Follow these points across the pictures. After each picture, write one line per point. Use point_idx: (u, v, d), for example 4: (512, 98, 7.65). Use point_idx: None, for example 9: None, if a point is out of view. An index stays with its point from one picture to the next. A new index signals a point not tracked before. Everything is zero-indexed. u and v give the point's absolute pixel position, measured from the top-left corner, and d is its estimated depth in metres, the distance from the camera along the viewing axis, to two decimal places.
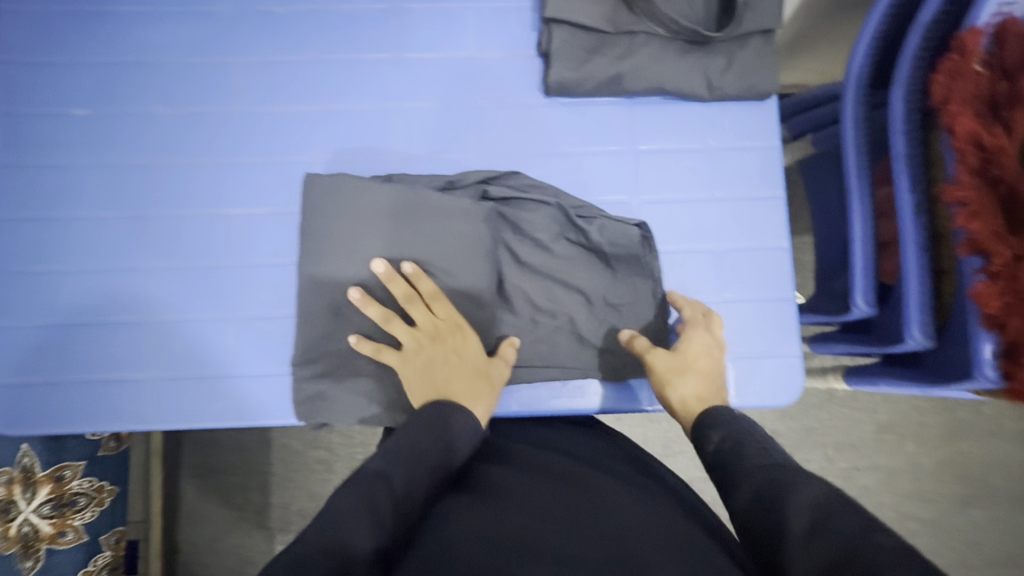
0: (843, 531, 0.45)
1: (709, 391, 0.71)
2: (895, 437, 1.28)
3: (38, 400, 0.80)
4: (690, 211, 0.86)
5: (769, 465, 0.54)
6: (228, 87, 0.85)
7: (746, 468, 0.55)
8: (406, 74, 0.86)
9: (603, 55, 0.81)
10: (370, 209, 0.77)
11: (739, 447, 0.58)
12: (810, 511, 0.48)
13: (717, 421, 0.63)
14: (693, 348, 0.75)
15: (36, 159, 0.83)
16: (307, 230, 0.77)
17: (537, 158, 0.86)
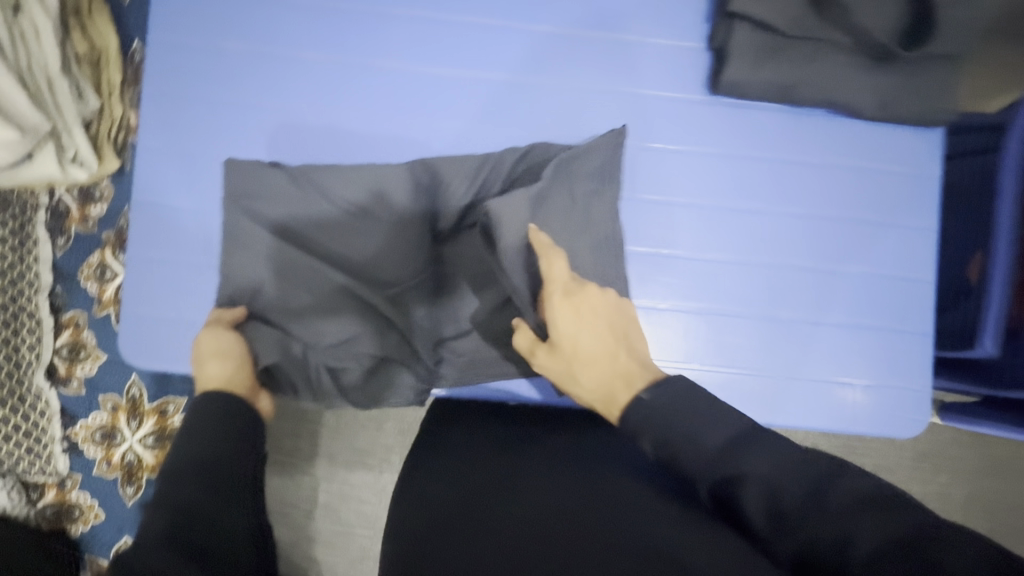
0: (798, 505, 0.47)
1: (609, 371, 0.68)
2: (933, 467, 1.30)
3: (159, 337, 0.78)
4: (836, 230, 0.83)
5: (716, 450, 0.52)
6: (384, 40, 0.82)
7: (692, 461, 0.52)
8: (566, 52, 0.83)
9: (782, 60, 0.78)
10: (497, 173, 0.79)
11: (674, 452, 0.54)
12: (806, 494, 0.48)
13: (641, 425, 0.57)
14: (586, 327, 0.72)
15: (178, 90, 0.79)
16: (397, 189, 0.78)
17: (684, 155, 0.83)
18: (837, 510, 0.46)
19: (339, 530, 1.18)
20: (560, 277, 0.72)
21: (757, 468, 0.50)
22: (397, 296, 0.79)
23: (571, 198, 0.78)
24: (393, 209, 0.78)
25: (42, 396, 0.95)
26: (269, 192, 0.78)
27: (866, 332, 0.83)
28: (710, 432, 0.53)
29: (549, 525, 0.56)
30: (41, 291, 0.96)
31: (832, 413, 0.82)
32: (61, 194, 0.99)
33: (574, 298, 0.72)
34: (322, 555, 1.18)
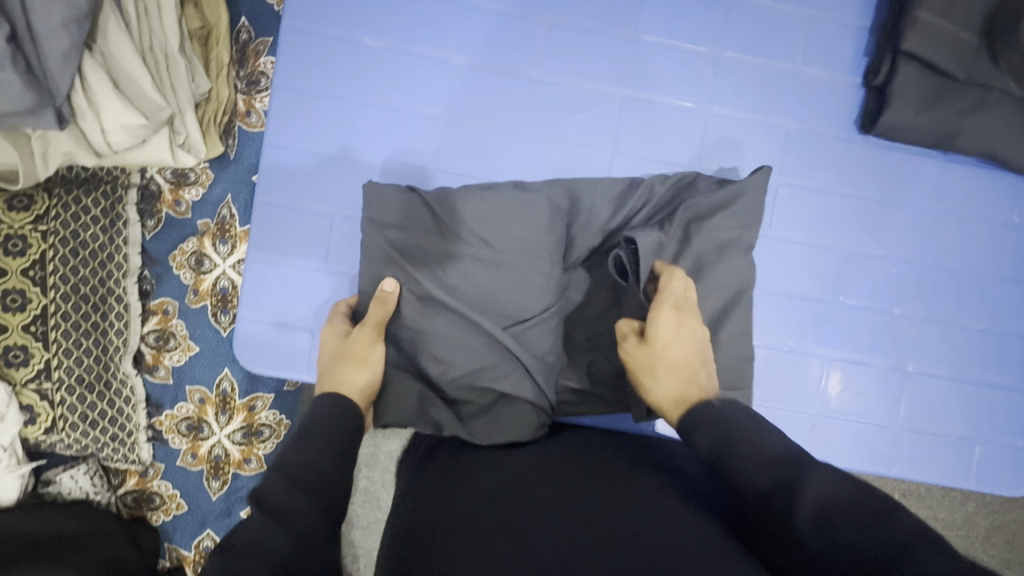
0: (845, 520, 0.43)
1: (687, 381, 0.62)
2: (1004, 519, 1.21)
3: (279, 341, 0.75)
4: (972, 283, 0.82)
5: (773, 458, 0.49)
6: (534, 49, 0.78)
7: (745, 461, 0.50)
8: (720, 75, 0.79)
9: (948, 105, 0.76)
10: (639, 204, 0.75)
11: (731, 447, 0.51)
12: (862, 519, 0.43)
13: (700, 425, 0.55)
14: (681, 343, 0.63)
15: (316, 86, 0.76)
16: (536, 204, 0.70)
17: (824, 194, 0.80)
18: (841, 504, 0.45)
19: (379, 516, 1.03)
20: (677, 301, 0.65)
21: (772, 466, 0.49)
22: (525, 331, 0.69)
23: (708, 238, 0.71)
24: (526, 233, 0.70)
25: (128, 382, 0.91)
26: (394, 209, 0.71)
27: (991, 388, 0.81)
28: (730, 440, 0.52)
29: (541, 491, 0.54)
30: (129, 275, 0.92)
31: (948, 468, 0.80)
32: (152, 174, 0.93)
33: (681, 319, 0.64)
34: (358, 541, 1.04)
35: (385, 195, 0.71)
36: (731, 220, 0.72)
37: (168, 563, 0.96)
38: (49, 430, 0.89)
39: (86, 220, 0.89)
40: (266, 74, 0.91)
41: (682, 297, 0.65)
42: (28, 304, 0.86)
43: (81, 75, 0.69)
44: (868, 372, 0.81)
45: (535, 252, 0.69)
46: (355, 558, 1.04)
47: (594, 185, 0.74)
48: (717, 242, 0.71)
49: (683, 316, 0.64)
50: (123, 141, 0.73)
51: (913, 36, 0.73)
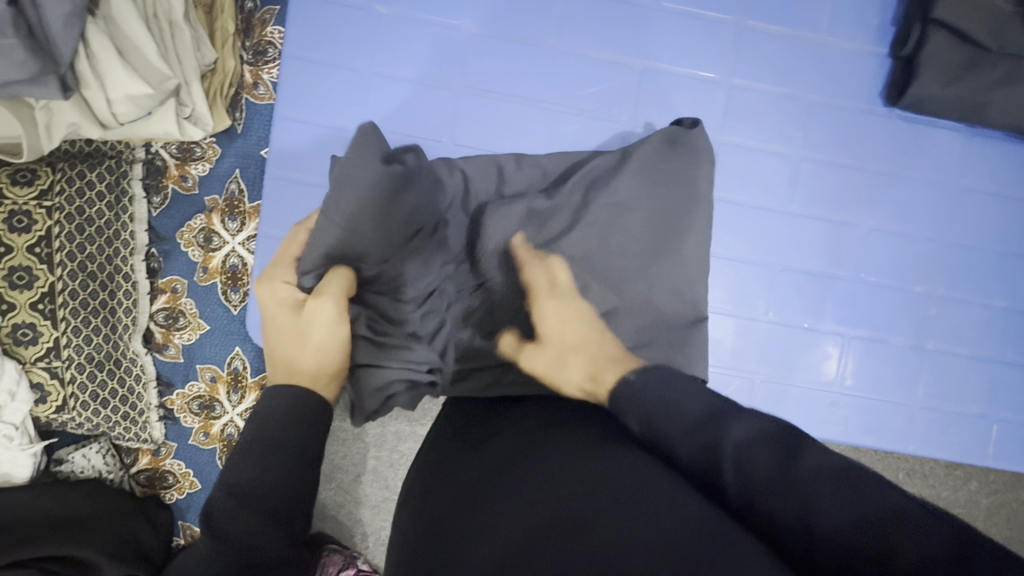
0: (768, 470, 0.40)
1: (595, 357, 0.60)
2: (1008, 505, 1.21)
3: None
4: (994, 261, 0.80)
5: (693, 418, 0.46)
6: (552, 16, 0.75)
7: (666, 425, 0.46)
8: (742, 45, 0.77)
9: (978, 76, 0.73)
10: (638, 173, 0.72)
11: (652, 416, 0.48)
12: (772, 454, 0.41)
13: (621, 404, 0.51)
14: (570, 323, 0.66)
15: (326, 55, 0.73)
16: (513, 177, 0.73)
17: (846, 169, 0.79)
18: (800, 475, 0.39)
19: (388, 496, 1.05)
20: (545, 287, 0.68)
21: (744, 431, 0.43)
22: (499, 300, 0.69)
23: (688, 200, 0.71)
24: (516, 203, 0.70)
25: (138, 360, 0.91)
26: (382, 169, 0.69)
27: (1010, 367, 0.81)
28: (693, 429, 0.45)
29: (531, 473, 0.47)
30: (136, 253, 0.90)
31: (963, 446, 0.80)
32: (157, 148, 0.91)
33: (554, 300, 0.67)
34: (368, 519, 1.05)
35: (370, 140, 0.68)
36: (704, 177, 0.72)
37: (182, 540, 0.96)
38: (60, 408, 0.88)
39: (91, 197, 0.87)
40: (273, 45, 0.88)
41: (546, 284, 0.68)
42: (35, 282, 0.84)
43: (85, 42, 0.67)
44: (886, 351, 0.80)
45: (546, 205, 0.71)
46: (364, 537, 1.05)
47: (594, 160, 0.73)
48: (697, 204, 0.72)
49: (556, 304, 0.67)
50: (128, 112, 0.71)
51: (945, 3, 0.71)
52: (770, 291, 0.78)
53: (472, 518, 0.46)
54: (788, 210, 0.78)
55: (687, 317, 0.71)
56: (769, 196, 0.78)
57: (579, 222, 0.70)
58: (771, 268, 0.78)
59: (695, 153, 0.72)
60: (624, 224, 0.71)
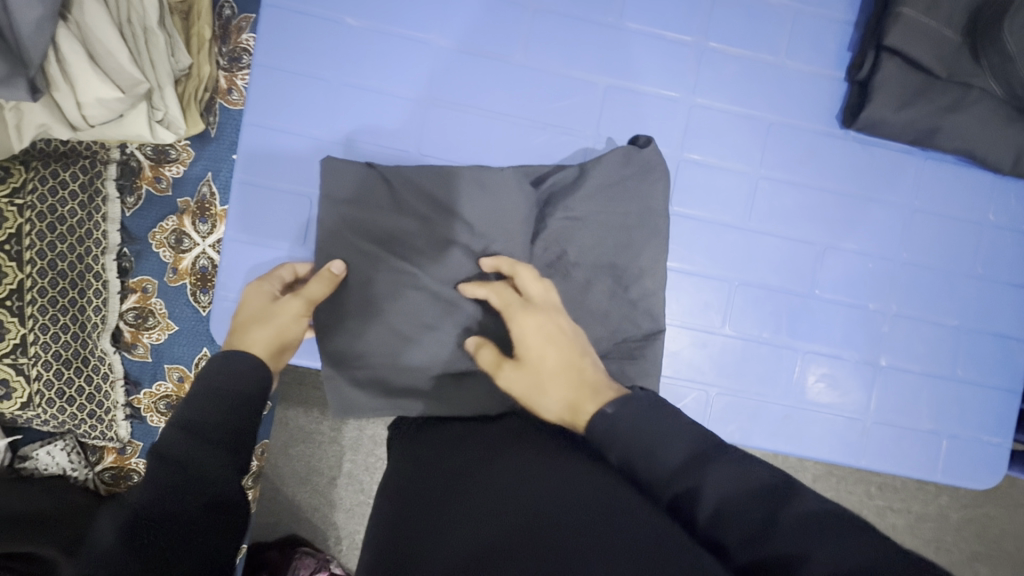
0: (749, 500, 0.44)
1: (576, 385, 0.56)
2: (976, 519, 1.23)
3: None
4: (946, 281, 0.83)
5: (692, 442, 0.48)
6: (520, 32, 0.77)
7: (663, 453, 0.47)
8: (704, 65, 0.79)
9: (929, 101, 0.76)
10: (596, 187, 0.73)
11: (641, 445, 0.48)
12: (733, 483, 0.45)
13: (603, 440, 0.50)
14: (540, 337, 0.60)
15: (296, 64, 0.75)
16: (482, 186, 0.71)
17: (805, 189, 0.81)
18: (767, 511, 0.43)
19: (362, 499, 1.07)
20: (493, 361, 0.62)
21: (730, 465, 0.46)
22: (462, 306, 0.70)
23: (642, 211, 0.74)
24: (481, 213, 0.70)
25: (107, 359, 0.91)
26: (356, 190, 0.71)
27: (962, 384, 0.83)
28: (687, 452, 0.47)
29: (507, 475, 0.50)
30: (108, 252, 0.91)
31: (914, 460, 0.82)
32: (133, 150, 0.92)
33: (524, 309, 0.62)
34: (342, 523, 1.07)
35: (342, 170, 0.71)
36: (658, 188, 0.74)
37: None
38: (25, 405, 0.88)
39: (64, 195, 0.87)
40: (248, 51, 0.90)
41: (490, 358, 0.63)
42: (4, 279, 0.85)
43: (55, 46, 0.68)
44: (841, 366, 0.82)
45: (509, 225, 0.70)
46: (338, 541, 1.07)
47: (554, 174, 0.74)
48: (653, 213, 0.74)
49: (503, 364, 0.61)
50: (99, 115, 0.73)
51: (896, 32, 0.73)
52: (728, 305, 0.80)
53: (449, 507, 0.49)
54: (746, 227, 0.80)
55: (643, 329, 0.74)
56: (728, 212, 0.80)
57: (540, 237, 0.72)
58: (729, 283, 0.80)
59: (650, 164, 0.74)
60: (585, 238, 0.73)
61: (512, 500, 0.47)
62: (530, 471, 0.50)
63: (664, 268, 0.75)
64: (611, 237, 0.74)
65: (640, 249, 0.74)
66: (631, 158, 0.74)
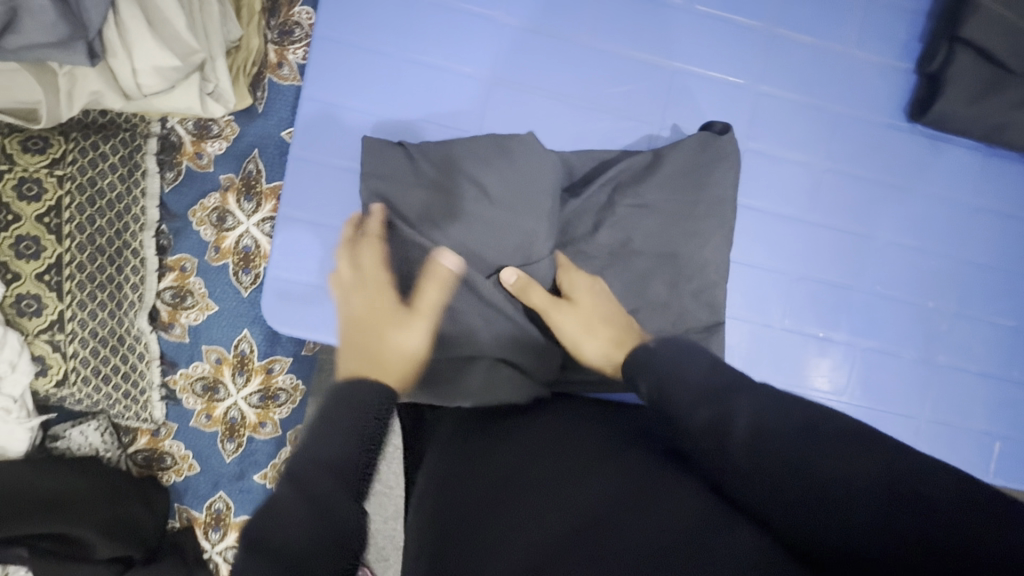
0: (789, 430, 0.39)
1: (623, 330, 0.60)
2: None
3: (298, 300, 0.73)
4: (1003, 282, 0.82)
5: (707, 386, 0.44)
6: (587, 13, 0.75)
7: (682, 398, 0.44)
8: (772, 51, 0.77)
9: (1001, 96, 0.74)
10: (662, 176, 0.72)
11: (663, 390, 0.45)
12: (755, 413, 0.41)
13: (632, 368, 0.49)
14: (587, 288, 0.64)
15: (358, 38, 0.72)
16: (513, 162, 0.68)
17: (867, 182, 0.79)
18: (817, 442, 0.37)
19: (380, 488, 0.99)
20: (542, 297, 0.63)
21: (760, 399, 0.41)
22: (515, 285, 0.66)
23: (712, 199, 0.72)
24: (513, 190, 0.67)
25: (143, 338, 0.90)
26: (391, 166, 0.68)
27: (1013, 386, 0.82)
28: (712, 397, 0.43)
29: (529, 482, 0.46)
30: (147, 228, 0.89)
31: (967, 461, 0.81)
32: (174, 124, 0.90)
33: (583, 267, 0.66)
34: None
35: (378, 149, 0.68)
36: (728, 176, 0.72)
37: (178, 523, 0.94)
38: (60, 383, 0.84)
39: (104, 167, 0.85)
40: (299, 26, 0.87)
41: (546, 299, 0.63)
42: (42, 252, 0.80)
43: (114, 10, 0.65)
44: (896, 364, 0.81)
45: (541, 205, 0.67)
46: None
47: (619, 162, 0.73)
48: (722, 202, 0.72)
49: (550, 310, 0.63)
50: (154, 85, 0.70)
51: (974, 24, 0.72)
52: (787, 298, 0.79)
53: (471, 525, 0.44)
54: (807, 220, 0.79)
55: (705, 321, 0.71)
56: (789, 205, 0.79)
57: (605, 224, 0.70)
58: (788, 276, 0.79)
59: (724, 154, 0.72)
60: (650, 226, 0.71)
61: (541, 520, 0.41)
62: (577, 467, 0.46)
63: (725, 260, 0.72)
64: (679, 225, 0.71)
65: (707, 239, 0.71)
66: (702, 145, 0.73)
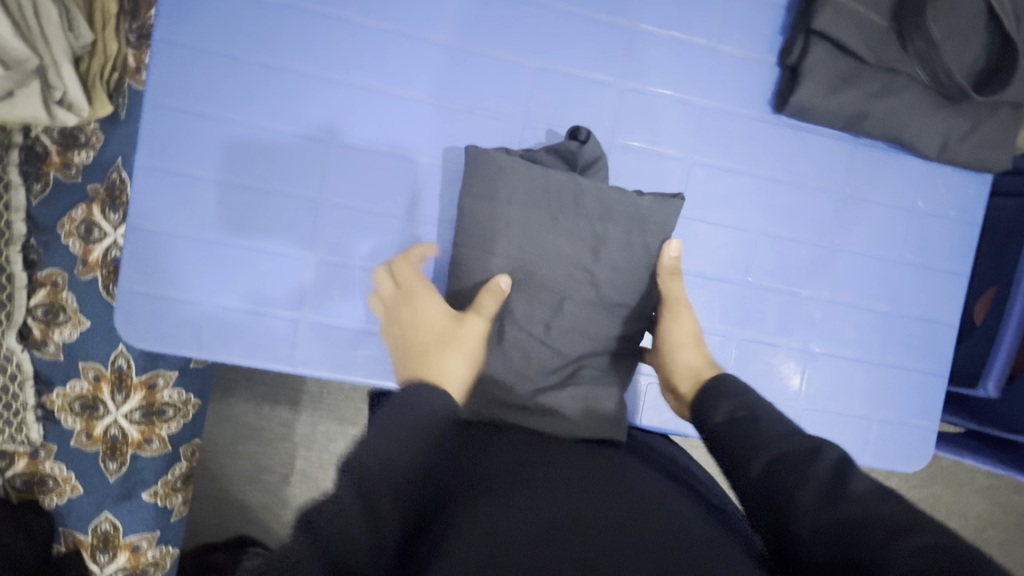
0: (795, 474, 0.47)
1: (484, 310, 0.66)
2: (917, 496, 1.26)
3: (152, 314, 0.70)
4: (877, 270, 0.83)
5: (779, 436, 0.51)
6: (443, 11, 0.74)
7: (748, 441, 0.52)
8: (636, 48, 0.77)
9: (857, 87, 0.75)
10: (542, 182, 0.70)
11: (751, 420, 0.54)
12: (787, 454, 0.49)
13: (721, 391, 0.59)
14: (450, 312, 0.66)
15: (201, 43, 0.70)
16: (471, 182, 0.69)
17: (739, 176, 0.80)
18: (823, 490, 0.45)
19: None
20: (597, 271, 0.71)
21: (827, 452, 0.49)
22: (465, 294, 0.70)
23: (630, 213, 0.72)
24: (485, 203, 0.69)
25: (14, 358, 0.85)
26: (297, 178, 0.72)
27: (891, 370, 0.83)
28: (760, 442, 0.51)
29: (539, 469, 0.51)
30: (13, 243, 0.84)
31: (846, 445, 0.82)
32: (37, 133, 0.86)
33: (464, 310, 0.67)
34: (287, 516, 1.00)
35: (288, 156, 0.72)
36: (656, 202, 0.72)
37: (63, 548, 0.91)
38: None
39: None
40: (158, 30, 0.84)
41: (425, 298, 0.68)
42: None
43: None
44: (772, 353, 0.81)
45: (515, 240, 0.70)
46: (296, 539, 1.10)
47: (514, 164, 0.69)
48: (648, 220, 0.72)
49: (489, 298, 0.66)
50: None
51: (824, 15, 0.72)
52: None
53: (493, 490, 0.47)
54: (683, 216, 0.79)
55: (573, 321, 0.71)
56: None
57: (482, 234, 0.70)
58: None
59: (594, 161, 0.73)
60: (557, 235, 0.70)
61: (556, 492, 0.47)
62: (570, 478, 0.50)
63: (609, 272, 0.71)
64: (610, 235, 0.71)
65: (598, 252, 0.71)
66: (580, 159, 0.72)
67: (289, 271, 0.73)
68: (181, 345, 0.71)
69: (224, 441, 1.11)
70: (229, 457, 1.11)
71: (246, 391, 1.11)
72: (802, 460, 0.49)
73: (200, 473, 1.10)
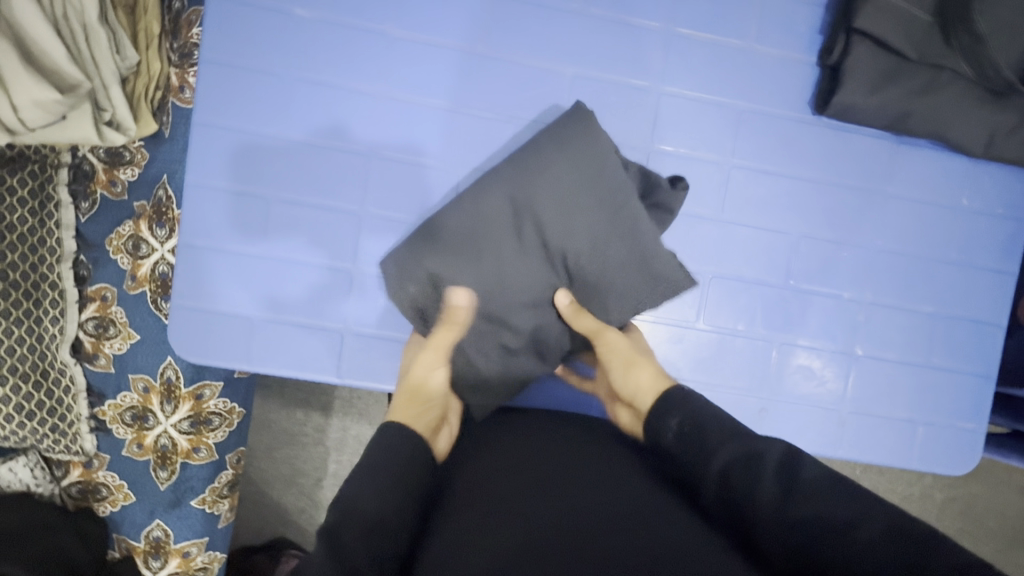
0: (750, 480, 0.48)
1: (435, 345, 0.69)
2: (957, 495, 1.24)
3: (202, 328, 0.72)
4: (921, 269, 0.82)
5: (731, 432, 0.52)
6: (478, 21, 0.74)
7: (709, 440, 0.52)
8: (671, 51, 0.77)
9: (899, 85, 0.74)
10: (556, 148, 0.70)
11: (698, 419, 0.54)
12: (740, 456, 0.50)
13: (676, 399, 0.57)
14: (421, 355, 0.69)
15: (245, 61, 0.72)
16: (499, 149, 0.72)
17: (778, 177, 0.79)
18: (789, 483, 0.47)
19: None
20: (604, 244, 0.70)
21: (778, 452, 0.50)
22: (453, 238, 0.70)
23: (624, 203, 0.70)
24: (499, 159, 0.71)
25: (67, 371, 0.88)
26: (341, 191, 0.74)
27: (934, 371, 0.82)
28: (710, 445, 0.52)
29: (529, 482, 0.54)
30: (64, 260, 0.87)
31: (890, 448, 0.81)
32: (83, 152, 0.88)
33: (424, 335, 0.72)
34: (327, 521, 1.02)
35: (331, 168, 0.73)
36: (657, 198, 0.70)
37: (117, 553, 0.95)
38: None
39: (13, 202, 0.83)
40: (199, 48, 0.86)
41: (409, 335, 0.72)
42: None
43: None
44: (814, 357, 0.80)
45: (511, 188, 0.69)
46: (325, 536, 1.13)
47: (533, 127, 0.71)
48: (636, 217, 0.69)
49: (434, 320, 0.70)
50: (38, 119, 0.71)
51: (865, 13, 0.71)
52: (702, 299, 0.79)
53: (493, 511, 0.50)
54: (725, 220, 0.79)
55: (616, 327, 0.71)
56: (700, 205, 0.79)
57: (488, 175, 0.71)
58: (703, 275, 0.79)
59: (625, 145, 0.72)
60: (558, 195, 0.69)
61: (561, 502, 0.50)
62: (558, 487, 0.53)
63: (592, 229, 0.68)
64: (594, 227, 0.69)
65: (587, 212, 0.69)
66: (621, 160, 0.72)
67: (334, 284, 0.74)
68: (231, 358, 0.73)
69: (264, 446, 1.13)
70: (268, 461, 1.14)
71: (284, 398, 1.13)
72: (749, 471, 0.48)
73: (245, 478, 1.13)
